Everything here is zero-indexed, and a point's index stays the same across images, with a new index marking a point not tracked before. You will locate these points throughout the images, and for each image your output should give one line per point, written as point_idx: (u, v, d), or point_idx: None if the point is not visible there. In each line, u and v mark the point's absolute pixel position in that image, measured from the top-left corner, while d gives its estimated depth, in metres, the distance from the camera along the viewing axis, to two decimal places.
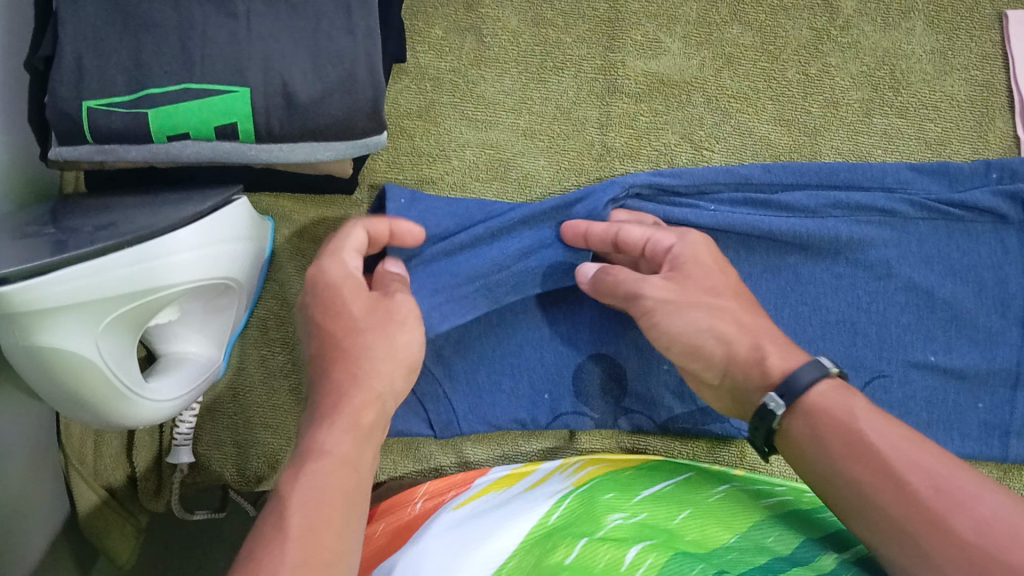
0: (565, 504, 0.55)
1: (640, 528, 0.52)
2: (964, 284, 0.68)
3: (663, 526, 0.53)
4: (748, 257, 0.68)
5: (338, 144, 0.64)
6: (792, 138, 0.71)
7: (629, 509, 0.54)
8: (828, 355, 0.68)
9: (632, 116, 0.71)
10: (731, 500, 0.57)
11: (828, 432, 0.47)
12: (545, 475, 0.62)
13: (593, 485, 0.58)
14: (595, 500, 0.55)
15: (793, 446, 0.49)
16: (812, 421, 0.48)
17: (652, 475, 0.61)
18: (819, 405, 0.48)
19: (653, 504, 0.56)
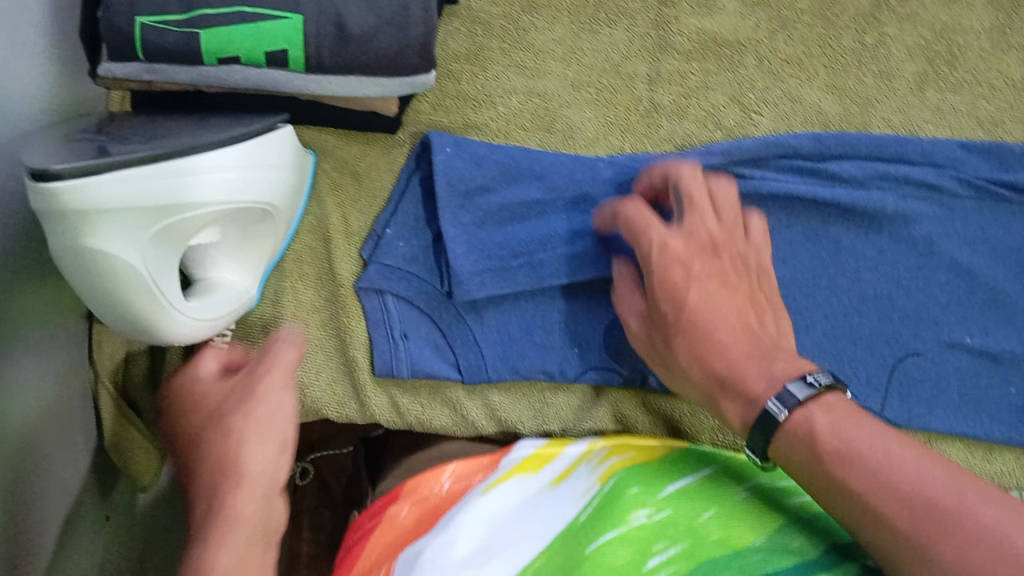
0: (592, 505, 0.57)
1: (660, 534, 0.53)
2: (1005, 267, 0.68)
3: (687, 526, 0.53)
4: (789, 226, 0.68)
5: (386, 81, 0.63)
6: (843, 107, 0.70)
7: (654, 507, 0.55)
8: (863, 328, 0.67)
9: (682, 74, 0.70)
10: (758, 496, 0.56)
11: (829, 448, 0.47)
12: (571, 468, 0.63)
13: (619, 477, 0.58)
14: (619, 496, 0.56)
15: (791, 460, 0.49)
16: (811, 434, 0.48)
17: (681, 467, 0.60)
18: (808, 423, 0.48)
19: (681, 500, 0.56)
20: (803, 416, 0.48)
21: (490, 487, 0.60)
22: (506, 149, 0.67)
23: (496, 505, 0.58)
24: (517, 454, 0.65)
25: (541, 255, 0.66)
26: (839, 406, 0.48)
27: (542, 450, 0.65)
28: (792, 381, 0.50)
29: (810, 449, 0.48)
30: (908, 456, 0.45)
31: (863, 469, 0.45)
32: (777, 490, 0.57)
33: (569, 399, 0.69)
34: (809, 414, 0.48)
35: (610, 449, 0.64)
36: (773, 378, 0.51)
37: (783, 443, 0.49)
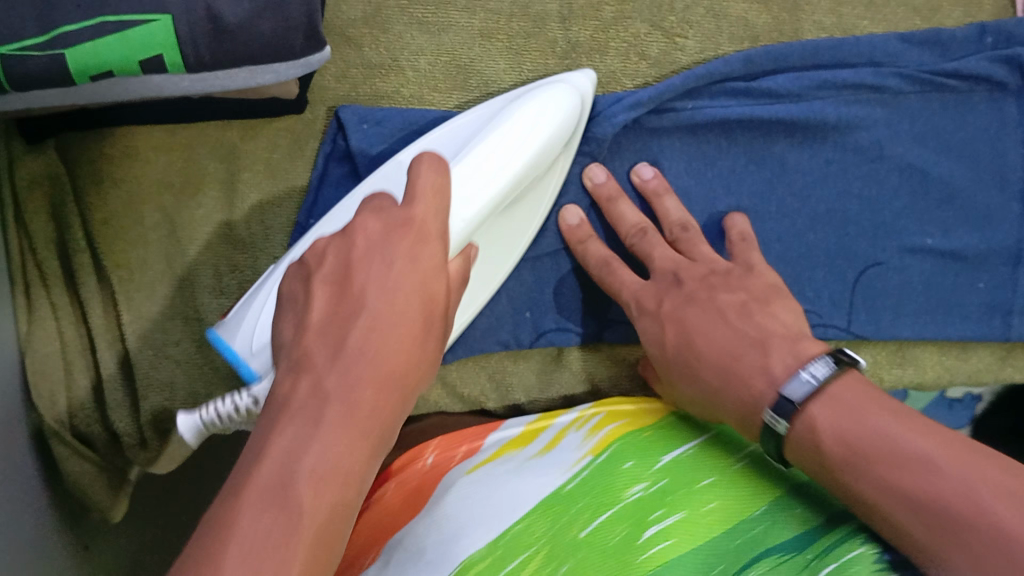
0: (584, 476, 0.54)
1: (660, 502, 0.51)
2: (961, 160, 0.64)
3: (685, 492, 0.52)
4: (729, 152, 0.64)
5: (278, 67, 0.59)
6: (770, 17, 0.66)
7: (649, 479, 0.53)
8: (819, 246, 0.64)
9: (597, 6, 0.66)
10: (750, 472, 0.53)
11: (835, 452, 0.45)
12: (562, 434, 0.60)
13: (613, 451, 0.56)
14: (610, 471, 0.54)
15: (805, 459, 0.47)
16: (813, 438, 0.47)
17: (671, 437, 0.57)
18: (817, 418, 0.47)
19: (676, 469, 0.54)
20: (806, 416, 0.47)
21: (476, 467, 0.57)
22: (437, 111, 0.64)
23: (488, 481, 0.55)
24: (505, 436, 0.61)
25: None
26: (841, 396, 0.47)
27: (532, 425, 0.61)
28: (789, 382, 0.49)
29: (818, 451, 0.46)
30: (919, 444, 0.43)
31: (869, 469, 0.43)
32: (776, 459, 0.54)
33: (532, 367, 0.67)
34: (811, 414, 0.47)
35: (604, 415, 0.61)
36: (770, 377, 0.51)
37: (797, 453, 0.48)
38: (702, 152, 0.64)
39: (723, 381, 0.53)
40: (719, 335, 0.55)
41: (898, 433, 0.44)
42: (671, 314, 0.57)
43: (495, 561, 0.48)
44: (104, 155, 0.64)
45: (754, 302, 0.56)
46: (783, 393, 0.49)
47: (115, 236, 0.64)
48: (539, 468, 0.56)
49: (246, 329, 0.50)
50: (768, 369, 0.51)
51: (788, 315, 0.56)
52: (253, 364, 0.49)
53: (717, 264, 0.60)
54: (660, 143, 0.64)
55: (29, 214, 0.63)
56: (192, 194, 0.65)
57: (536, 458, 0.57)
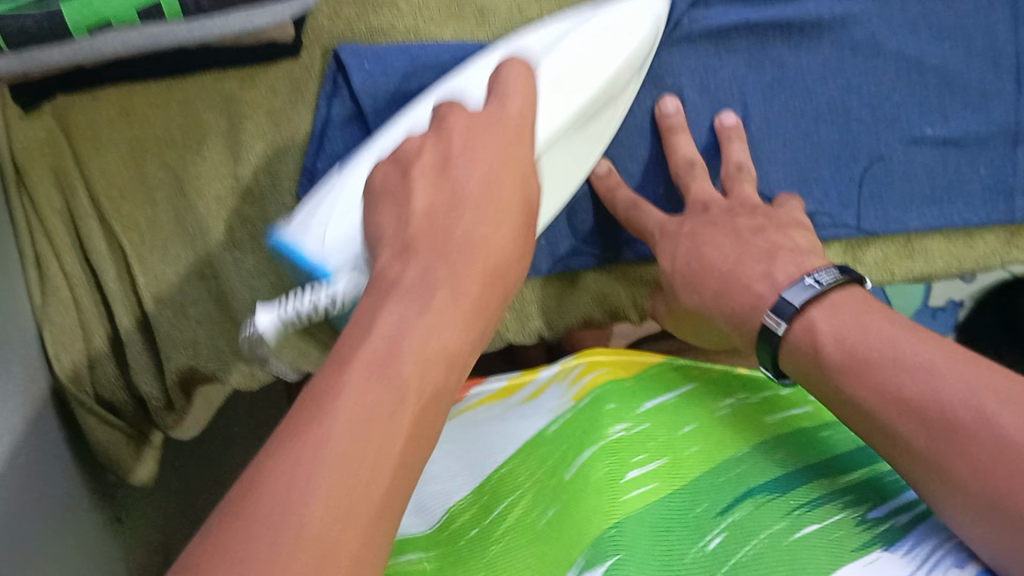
0: (566, 416, 0.56)
1: (642, 446, 0.51)
2: (953, 45, 0.65)
3: (667, 440, 0.51)
4: (730, 60, 0.65)
5: (275, 8, 0.59)
6: None
7: (632, 420, 0.53)
8: (825, 145, 0.66)
9: None
10: (740, 417, 0.53)
11: (834, 355, 0.46)
12: (546, 386, 0.61)
13: (593, 397, 0.55)
14: (595, 413, 0.54)
15: (802, 365, 0.48)
16: (810, 339, 0.47)
17: (661, 381, 0.57)
18: (817, 320, 0.48)
19: (659, 415, 0.54)
20: (806, 320, 0.48)
21: (460, 413, 0.62)
22: (438, 46, 0.64)
23: (469, 437, 0.59)
24: (492, 387, 0.64)
25: None
26: (843, 304, 0.47)
27: (515, 379, 0.63)
28: (790, 286, 0.49)
29: (817, 355, 0.47)
30: (922, 352, 0.43)
31: (869, 374, 0.44)
32: (761, 406, 0.54)
33: (548, 293, 0.68)
34: (810, 317, 0.48)
35: (586, 364, 0.60)
36: (774, 281, 0.52)
37: (791, 354, 0.49)
38: (702, 64, 0.65)
39: (726, 286, 0.54)
40: (732, 249, 0.56)
41: (899, 340, 0.44)
42: (690, 233, 0.59)
43: (478, 512, 0.53)
44: (99, 116, 0.63)
45: (771, 226, 0.57)
46: (783, 293, 0.49)
47: (123, 195, 0.64)
48: (522, 415, 0.60)
49: (320, 220, 0.51)
50: (771, 274, 0.52)
51: (802, 238, 0.57)
52: (328, 263, 0.49)
53: (751, 199, 0.60)
54: (662, 58, 0.64)
55: (33, 184, 0.62)
56: (194, 145, 0.65)
57: (523, 406, 0.61)
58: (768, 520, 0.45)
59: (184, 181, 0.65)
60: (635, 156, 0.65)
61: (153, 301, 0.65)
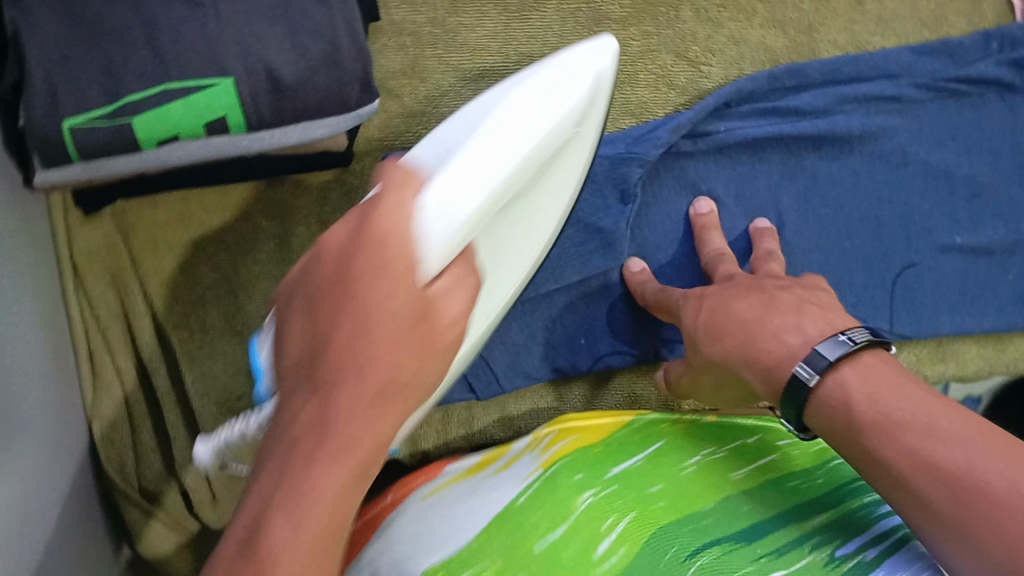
0: (534, 488, 0.55)
1: (610, 506, 0.52)
2: (980, 158, 0.68)
3: (637, 497, 0.52)
4: (764, 170, 0.67)
5: (331, 120, 0.61)
6: (789, 39, 0.68)
7: (599, 485, 0.54)
8: (857, 252, 0.68)
9: (623, 42, 0.68)
10: (703, 475, 0.55)
11: (866, 413, 0.42)
12: (517, 457, 0.62)
13: (560, 465, 0.57)
14: (561, 483, 0.54)
15: (826, 423, 0.45)
16: (845, 402, 0.44)
17: (623, 451, 0.59)
18: (846, 382, 0.44)
19: (626, 480, 0.55)
20: (837, 376, 0.44)
21: (433, 490, 0.60)
22: None
23: (440, 510, 0.56)
24: (463, 463, 0.63)
25: (557, 262, 0.65)
26: (875, 368, 0.44)
27: (490, 453, 0.64)
28: (825, 341, 0.46)
29: (849, 416, 0.43)
30: (957, 424, 0.39)
31: (899, 437, 0.40)
32: (730, 462, 0.56)
33: (580, 390, 0.69)
34: (843, 375, 0.44)
35: (555, 432, 0.62)
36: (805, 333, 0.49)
37: (821, 414, 0.45)
38: (738, 171, 0.67)
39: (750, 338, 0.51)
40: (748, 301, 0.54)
41: (937, 411, 0.40)
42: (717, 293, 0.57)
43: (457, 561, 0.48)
44: (157, 220, 0.66)
45: (798, 286, 0.56)
46: (817, 347, 0.46)
47: (178, 297, 0.66)
48: (494, 488, 0.58)
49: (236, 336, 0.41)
50: (787, 314, 0.49)
51: (826, 297, 0.55)
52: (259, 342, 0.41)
53: None
54: (695, 166, 0.67)
55: (89, 282, 0.64)
56: (246, 249, 0.67)
57: (489, 480, 0.60)
58: (739, 563, 0.46)
59: (235, 279, 0.67)
60: (671, 256, 0.67)
61: (199, 395, 0.66)
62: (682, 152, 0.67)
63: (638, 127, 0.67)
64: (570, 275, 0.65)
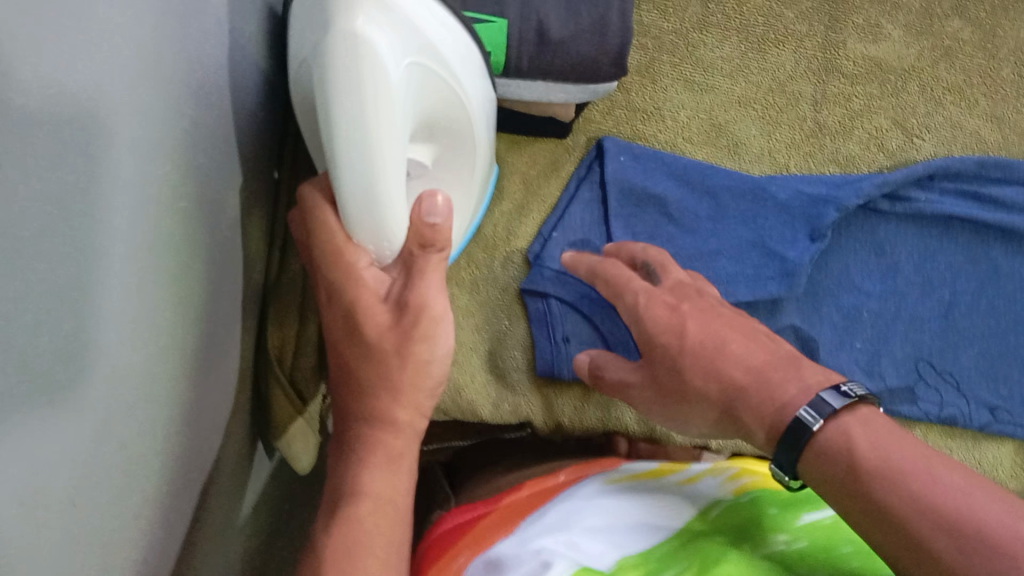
0: (721, 519, 0.52)
1: (807, 556, 0.47)
2: None
3: (828, 552, 0.48)
4: (950, 248, 0.70)
5: (570, 87, 0.65)
6: (1002, 135, 0.72)
7: (792, 531, 0.50)
8: (1022, 349, 0.69)
9: (846, 97, 0.72)
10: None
11: (867, 461, 0.40)
12: (697, 476, 0.59)
13: (755, 497, 0.55)
14: (757, 517, 0.52)
15: (822, 475, 0.43)
16: (841, 447, 0.42)
17: (812, 502, 0.54)
18: (839, 432, 0.42)
19: (816, 530, 0.51)
20: (839, 425, 0.42)
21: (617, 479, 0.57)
22: (689, 160, 0.70)
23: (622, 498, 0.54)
24: (642, 467, 0.60)
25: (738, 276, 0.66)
26: (878, 420, 0.42)
27: (664, 464, 0.60)
28: (826, 390, 0.44)
29: (851, 461, 0.41)
30: (976, 494, 0.37)
31: (901, 484, 0.39)
32: None
33: None
34: (845, 427, 0.42)
35: (737, 469, 0.60)
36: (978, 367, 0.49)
37: (812, 469, 0.43)
38: (926, 242, 0.70)
39: None
40: None
41: (938, 472, 0.39)
42: None
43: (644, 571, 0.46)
44: None
45: None
46: (820, 394, 0.44)
47: None
48: (677, 501, 0.54)
49: None
50: None
51: None
52: None
53: None
54: (886, 226, 0.70)
55: None
56: None
57: (673, 488, 0.56)
58: None
59: None
60: (844, 302, 0.69)
61: None
62: (876, 210, 0.70)
63: (842, 177, 0.70)
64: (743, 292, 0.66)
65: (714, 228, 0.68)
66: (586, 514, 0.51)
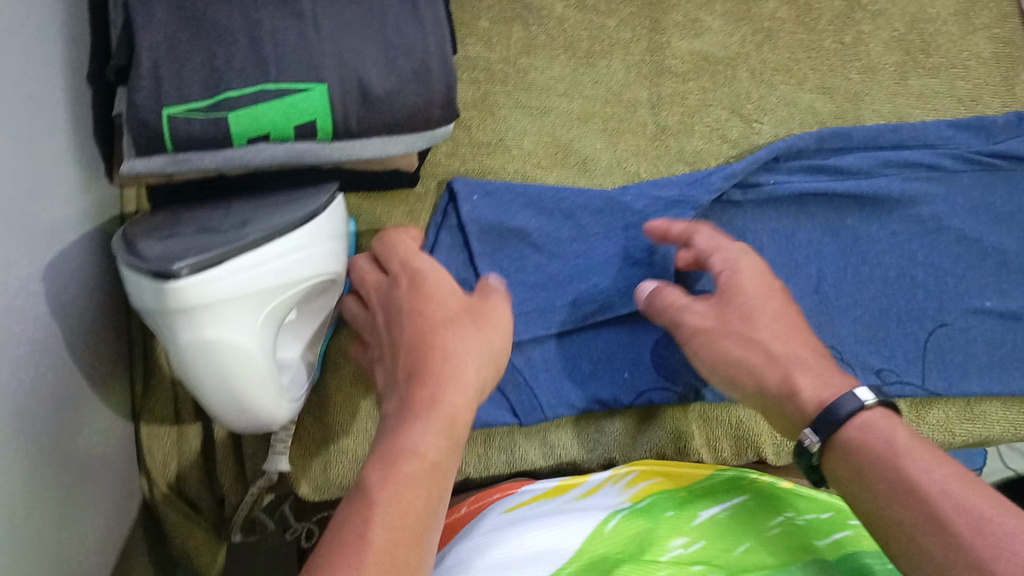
0: (617, 527, 0.55)
1: (700, 557, 0.51)
2: (1010, 231, 0.72)
3: (722, 552, 0.51)
4: (807, 224, 0.71)
5: (407, 138, 0.64)
6: (836, 105, 0.73)
7: (689, 532, 0.54)
8: (892, 308, 0.70)
9: (682, 94, 0.72)
10: (791, 536, 0.52)
11: (896, 447, 0.47)
12: (597, 485, 0.64)
13: (650, 503, 0.59)
14: (654, 522, 0.55)
15: (852, 456, 0.49)
16: (868, 442, 0.48)
17: (711, 496, 0.59)
18: (869, 425, 0.49)
19: (712, 527, 0.54)
20: (865, 416, 0.49)
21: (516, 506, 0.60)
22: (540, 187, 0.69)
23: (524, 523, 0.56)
24: (541, 487, 0.64)
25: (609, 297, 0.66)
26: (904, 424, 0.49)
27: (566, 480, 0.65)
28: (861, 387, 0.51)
29: (885, 445, 0.48)
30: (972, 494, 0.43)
31: (927, 469, 0.45)
32: (812, 530, 0.53)
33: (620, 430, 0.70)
34: (872, 416, 0.49)
35: (637, 473, 0.64)
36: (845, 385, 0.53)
37: (833, 469, 0.50)
38: (784, 223, 0.71)
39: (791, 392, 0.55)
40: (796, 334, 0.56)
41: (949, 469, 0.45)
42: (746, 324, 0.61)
43: None
44: None
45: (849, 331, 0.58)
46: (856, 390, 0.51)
47: None
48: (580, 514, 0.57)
49: None
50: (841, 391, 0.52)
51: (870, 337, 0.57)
52: None
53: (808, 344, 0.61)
54: (742, 215, 0.70)
55: None
56: None
57: (573, 505, 0.60)
58: None
59: None
60: None
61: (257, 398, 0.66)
62: (732, 202, 0.70)
63: (693, 173, 0.70)
64: (619, 310, 0.67)
65: (579, 251, 0.68)
66: (502, 538, 0.53)
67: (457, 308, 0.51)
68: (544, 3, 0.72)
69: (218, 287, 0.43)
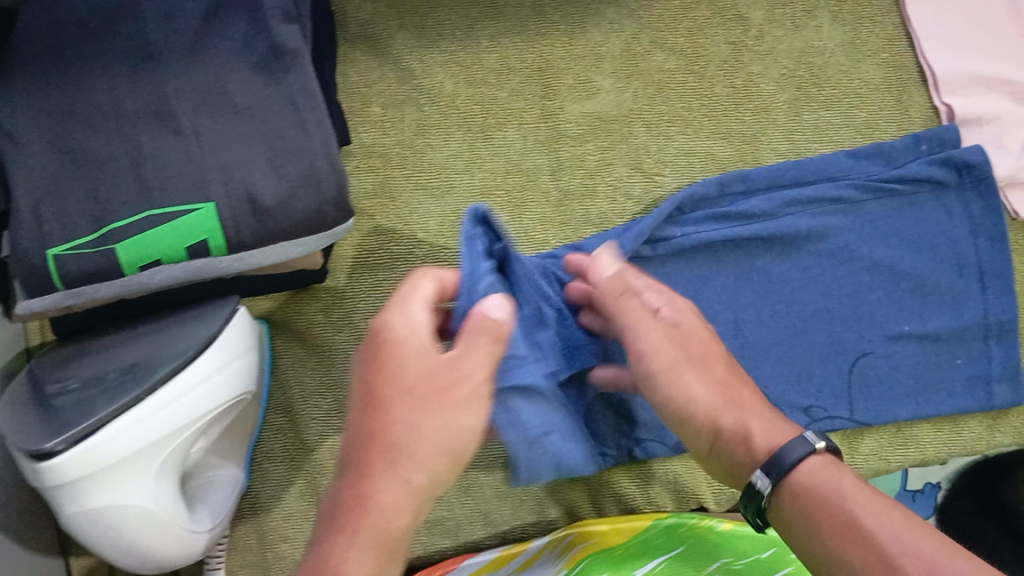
0: None
1: None
2: (921, 254, 0.72)
3: None
4: (720, 271, 0.70)
5: (307, 240, 0.62)
6: (734, 148, 0.73)
7: None
8: (813, 344, 0.70)
9: (581, 157, 0.72)
10: None
11: (840, 498, 0.45)
12: (535, 554, 0.65)
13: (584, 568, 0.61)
14: None
15: (794, 516, 0.46)
16: (820, 495, 0.45)
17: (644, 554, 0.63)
18: (809, 479, 0.46)
19: None
20: (801, 474, 0.47)
21: None
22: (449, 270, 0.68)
23: None
24: (483, 557, 0.65)
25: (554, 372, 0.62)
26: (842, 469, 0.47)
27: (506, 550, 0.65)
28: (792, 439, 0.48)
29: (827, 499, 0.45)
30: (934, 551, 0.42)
31: (882, 524, 0.43)
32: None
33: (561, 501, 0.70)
34: (809, 470, 0.47)
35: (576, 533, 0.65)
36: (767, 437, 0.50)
37: (778, 514, 0.48)
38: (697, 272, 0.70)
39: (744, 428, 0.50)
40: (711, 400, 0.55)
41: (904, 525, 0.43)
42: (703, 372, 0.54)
43: None
44: None
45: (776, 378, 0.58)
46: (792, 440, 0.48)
47: None
48: None
49: None
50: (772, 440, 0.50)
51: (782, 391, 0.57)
52: None
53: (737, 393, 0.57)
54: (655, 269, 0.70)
55: None
56: None
57: None
58: None
59: None
60: None
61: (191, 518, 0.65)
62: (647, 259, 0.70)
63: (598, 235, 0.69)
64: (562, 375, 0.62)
65: None
66: None
67: (417, 381, 0.43)
68: (434, 81, 0.72)
69: (96, 458, 0.46)
